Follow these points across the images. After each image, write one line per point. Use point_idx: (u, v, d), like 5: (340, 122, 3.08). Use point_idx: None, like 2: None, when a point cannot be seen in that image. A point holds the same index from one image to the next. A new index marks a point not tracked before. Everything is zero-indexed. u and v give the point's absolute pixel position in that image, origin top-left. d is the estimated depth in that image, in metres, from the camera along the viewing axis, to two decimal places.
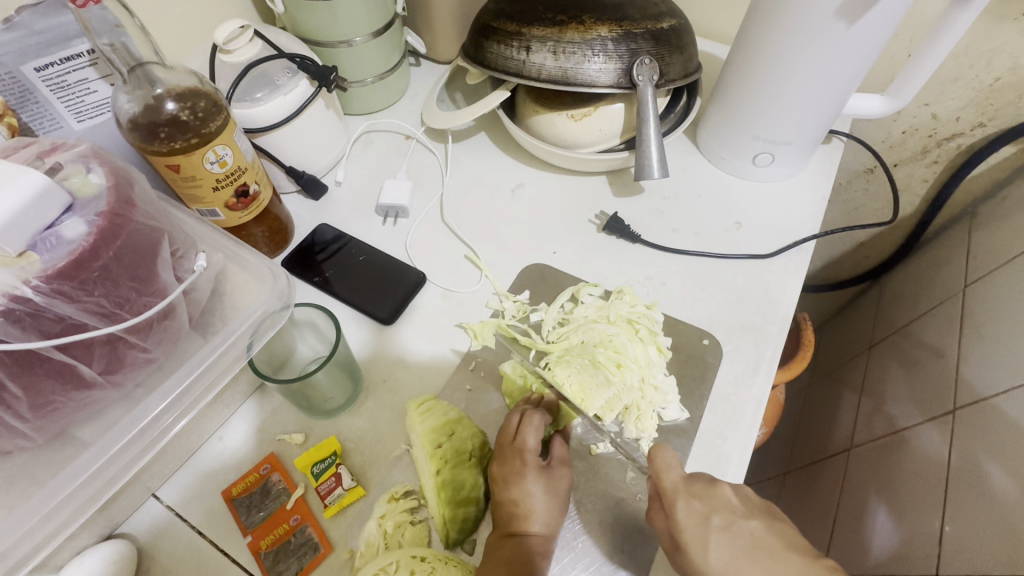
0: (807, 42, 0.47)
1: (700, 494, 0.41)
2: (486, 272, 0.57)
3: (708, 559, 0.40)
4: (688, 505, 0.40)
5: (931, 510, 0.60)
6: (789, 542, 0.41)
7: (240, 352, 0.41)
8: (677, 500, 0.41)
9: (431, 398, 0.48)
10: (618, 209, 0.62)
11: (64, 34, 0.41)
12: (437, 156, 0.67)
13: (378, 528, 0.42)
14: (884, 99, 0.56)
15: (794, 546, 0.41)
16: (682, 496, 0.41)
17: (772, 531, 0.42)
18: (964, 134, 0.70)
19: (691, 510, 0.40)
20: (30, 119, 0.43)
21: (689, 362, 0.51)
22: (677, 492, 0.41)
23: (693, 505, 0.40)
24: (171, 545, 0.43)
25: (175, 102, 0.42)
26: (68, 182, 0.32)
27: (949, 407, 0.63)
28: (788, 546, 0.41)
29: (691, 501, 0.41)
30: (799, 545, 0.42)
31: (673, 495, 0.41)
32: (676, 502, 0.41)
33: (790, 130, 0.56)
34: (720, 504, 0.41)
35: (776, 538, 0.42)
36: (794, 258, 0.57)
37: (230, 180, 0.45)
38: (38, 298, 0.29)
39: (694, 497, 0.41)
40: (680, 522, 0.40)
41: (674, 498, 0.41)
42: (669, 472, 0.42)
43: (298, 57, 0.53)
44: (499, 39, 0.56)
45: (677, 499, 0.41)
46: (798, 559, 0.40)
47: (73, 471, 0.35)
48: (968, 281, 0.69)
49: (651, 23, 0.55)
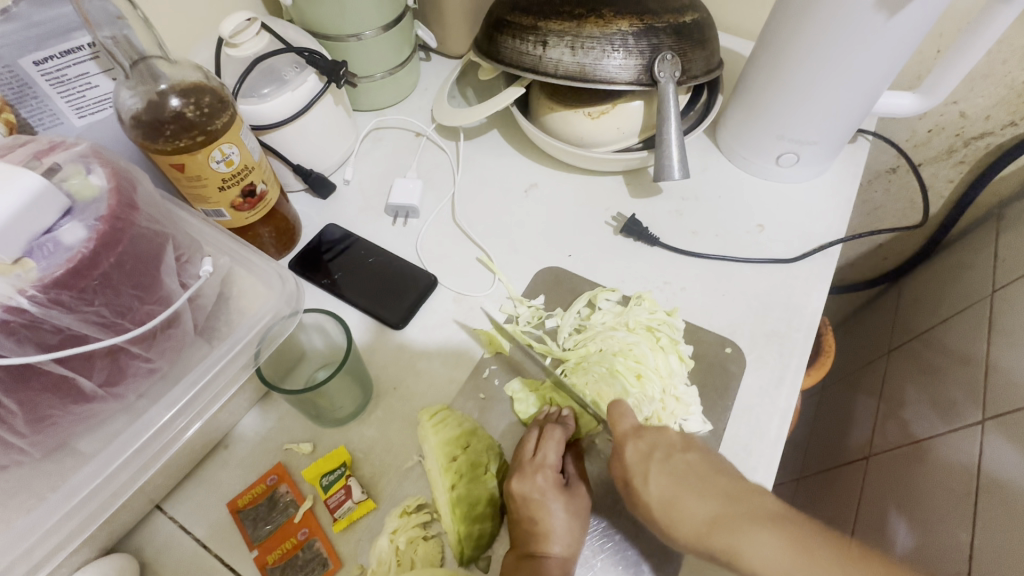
0: (842, 36, 0.45)
1: (648, 436, 0.43)
2: (499, 275, 0.55)
3: (648, 489, 0.40)
4: (636, 446, 0.42)
5: (957, 523, 0.58)
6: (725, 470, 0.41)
7: (246, 361, 0.39)
8: (625, 443, 0.43)
9: (444, 407, 0.47)
10: (636, 210, 0.60)
11: (64, 26, 0.39)
12: (449, 154, 0.65)
13: (389, 545, 0.41)
14: (916, 96, 0.54)
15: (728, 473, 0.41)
16: (630, 440, 0.43)
17: (711, 462, 0.41)
18: (993, 133, 0.68)
19: (636, 450, 0.42)
20: (29, 115, 0.41)
21: (711, 371, 0.49)
22: (627, 435, 0.43)
23: (639, 445, 0.42)
24: (175, 560, 0.42)
25: (179, 98, 0.40)
26: (67, 184, 0.30)
27: (977, 415, 0.61)
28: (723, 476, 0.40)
29: (638, 443, 0.42)
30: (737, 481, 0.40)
31: (622, 438, 0.43)
32: (624, 444, 0.43)
33: (817, 129, 0.54)
34: (662, 441, 0.42)
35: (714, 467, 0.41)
36: (820, 262, 0.55)
37: (236, 179, 0.43)
38: (34, 309, 0.27)
39: (641, 438, 0.43)
40: (628, 462, 0.42)
41: (622, 441, 0.43)
42: (623, 421, 0.44)
43: (306, 51, 0.51)
44: (514, 32, 0.54)
45: (626, 442, 0.43)
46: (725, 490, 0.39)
47: (73, 486, 0.34)
48: (996, 286, 0.66)
49: (674, 17, 0.53)
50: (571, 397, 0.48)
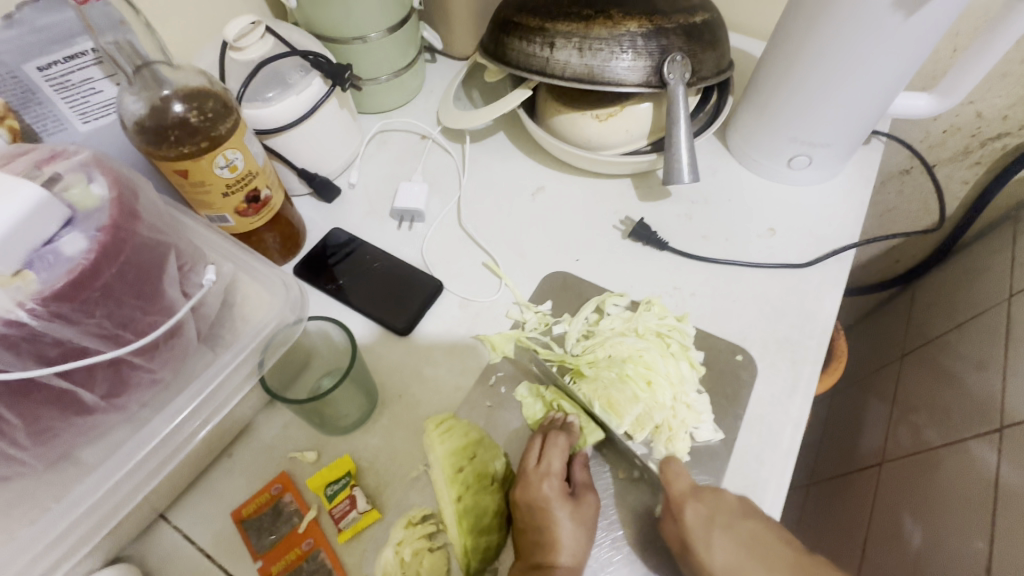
0: (857, 36, 0.44)
1: (705, 497, 0.41)
2: (506, 280, 0.54)
3: (711, 556, 0.41)
4: (695, 510, 0.41)
5: (973, 532, 0.56)
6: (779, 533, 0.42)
7: (251, 370, 0.39)
8: (684, 508, 0.41)
9: (451, 415, 0.46)
10: (644, 214, 0.59)
11: (68, 31, 0.39)
12: (454, 157, 0.64)
13: (394, 556, 0.40)
14: (933, 97, 0.53)
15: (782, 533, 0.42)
16: (689, 503, 0.41)
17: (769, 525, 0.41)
18: (1010, 134, 0.67)
19: (697, 515, 0.40)
20: (33, 121, 0.40)
21: (722, 378, 0.48)
22: (685, 498, 0.41)
23: (699, 510, 0.41)
24: (179, 569, 0.41)
25: (182, 103, 0.40)
26: (68, 194, 0.30)
27: (994, 423, 0.59)
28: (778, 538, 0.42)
29: (699, 506, 0.41)
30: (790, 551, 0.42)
31: (680, 501, 0.41)
32: (684, 508, 0.41)
33: (831, 131, 0.52)
34: (721, 505, 0.41)
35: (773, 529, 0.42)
36: (833, 267, 0.54)
37: (240, 185, 0.43)
38: (34, 322, 0.27)
39: (700, 502, 0.41)
40: (687, 526, 0.41)
41: (681, 505, 0.41)
42: (679, 480, 0.42)
43: (311, 54, 0.51)
44: (521, 34, 0.53)
45: (685, 505, 0.41)
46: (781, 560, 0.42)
47: (76, 498, 0.33)
48: (1013, 290, 0.65)
49: (684, 17, 0.52)
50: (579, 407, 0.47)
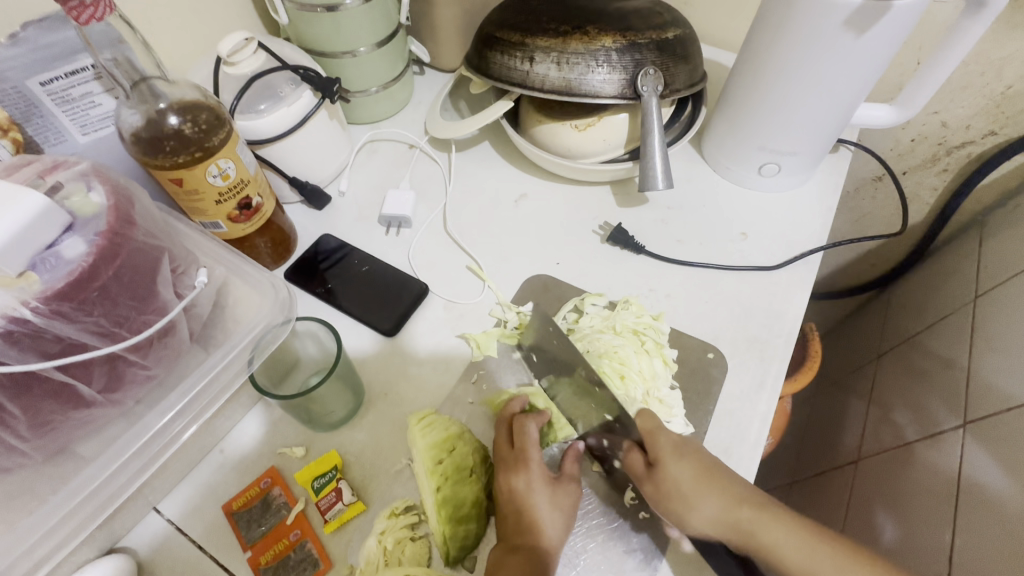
0: (815, 52, 0.46)
1: (676, 428, 0.44)
2: (489, 282, 0.57)
3: (677, 468, 0.41)
4: (667, 433, 0.43)
5: (940, 524, 0.59)
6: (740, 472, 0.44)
7: (241, 366, 0.41)
8: (657, 429, 0.43)
9: (432, 411, 0.48)
10: (622, 219, 0.61)
11: (69, 49, 0.41)
12: (440, 165, 0.66)
13: (378, 545, 0.42)
14: (893, 108, 0.56)
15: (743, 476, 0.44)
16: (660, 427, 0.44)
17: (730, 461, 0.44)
18: (975, 142, 0.69)
19: (668, 437, 0.43)
20: (34, 132, 0.43)
21: (694, 376, 0.50)
22: (657, 425, 0.44)
23: (670, 434, 0.43)
24: (171, 559, 0.43)
25: (177, 116, 0.42)
26: (69, 201, 0.32)
27: (959, 419, 0.62)
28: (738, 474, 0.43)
29: (669, 432, 0.43)
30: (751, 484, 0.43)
31: (652, 426, 0.44)
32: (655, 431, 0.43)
33: (798, 140, 0.55)
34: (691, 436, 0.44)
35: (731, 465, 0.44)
36: (801, 269, 0.57)
37: (232, 193, 0.45)
38: (37, 319, 0.29)
39: (670, 428, 0.44)
40: (658, 445, 0.42)
41: (655, 428, 0.43)
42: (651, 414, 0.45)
43: (301, 69, 0.53)
44: (503, 49, 0.56)
45: (657, 428, 0.43)
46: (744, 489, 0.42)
47: (73, 488, 0.35)
48: (979, 291, 0.67)
49: (657, 33, 0.55)
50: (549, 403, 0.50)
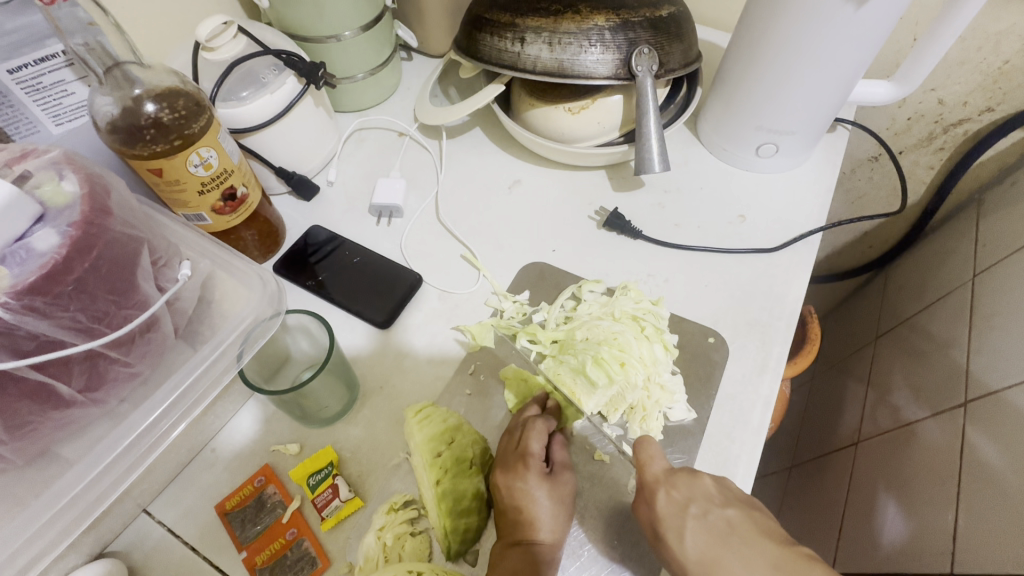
0: (811, 27, 0.45)
1: (680, 485, 0.41)
2: (484, 272, 0.55)
3: (683, 547, 0.40)
4: (668, 496, 0.40)
5: (942, 505, 0.58)
6: (766, 529, 0.41)
7: (230, 362, 0.40)
8: (657, 491, 0.41)
9: (429, 404, 0.47)
10: (618, 204, 0.60)
11: (37, 34, 0.39)
12: (431, 153, 0.65)
13: (377, 541, 0.41)
14: (892, 84, 0.55)
15: (770, 534, 0.40)
16: (662, 487, 0.41)
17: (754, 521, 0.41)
18: (972, 119, 0.69)
19: (670, 501, 0.40)
20: (5, 123, 0.40)
21: (695, 361, 0.50)
22: (657, 483, 0.41)
23: (672, 496, 0.40)
24: (164, 562, 0.42)
25: (153, 103, 0.40)
26: (39, 191, 0.30)
27: (959, 399, 0.61)
28: (762, 534, 0.40)
29: (671, 492, 0.40)
30: (775, 532, 0.41)
31: (653, 486, 0.41)
32: (656, 493, 0.41)
33: (795, 120, 0.54)
34: (698, 493, 0.40)
35: (753, 525, 0.40)
36: (801, 250, 0.56)
37: (216, 183, 0.43)
38: (8, 316, 0.27)
39: (673, 487, 0.40)
40: (660, 511, 0.41)
41: (654, 489, 0.41)
42: (654, 463, 0.42)
43: (284, 53, 0.51)
44: (493, 31, 0.54)
45: (657, 490, 0.41)
46: (773, 548, 0.39)
47: (56, 492, 0.34)
48: (978, 270, 0.67)
49: (650, 11, 0.53)
50: (549, 381, 0.49)
